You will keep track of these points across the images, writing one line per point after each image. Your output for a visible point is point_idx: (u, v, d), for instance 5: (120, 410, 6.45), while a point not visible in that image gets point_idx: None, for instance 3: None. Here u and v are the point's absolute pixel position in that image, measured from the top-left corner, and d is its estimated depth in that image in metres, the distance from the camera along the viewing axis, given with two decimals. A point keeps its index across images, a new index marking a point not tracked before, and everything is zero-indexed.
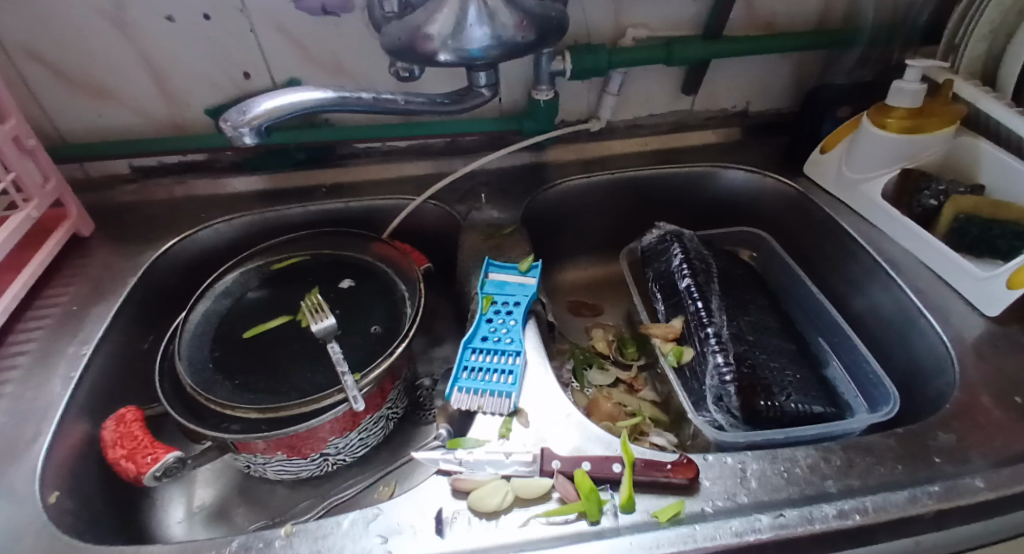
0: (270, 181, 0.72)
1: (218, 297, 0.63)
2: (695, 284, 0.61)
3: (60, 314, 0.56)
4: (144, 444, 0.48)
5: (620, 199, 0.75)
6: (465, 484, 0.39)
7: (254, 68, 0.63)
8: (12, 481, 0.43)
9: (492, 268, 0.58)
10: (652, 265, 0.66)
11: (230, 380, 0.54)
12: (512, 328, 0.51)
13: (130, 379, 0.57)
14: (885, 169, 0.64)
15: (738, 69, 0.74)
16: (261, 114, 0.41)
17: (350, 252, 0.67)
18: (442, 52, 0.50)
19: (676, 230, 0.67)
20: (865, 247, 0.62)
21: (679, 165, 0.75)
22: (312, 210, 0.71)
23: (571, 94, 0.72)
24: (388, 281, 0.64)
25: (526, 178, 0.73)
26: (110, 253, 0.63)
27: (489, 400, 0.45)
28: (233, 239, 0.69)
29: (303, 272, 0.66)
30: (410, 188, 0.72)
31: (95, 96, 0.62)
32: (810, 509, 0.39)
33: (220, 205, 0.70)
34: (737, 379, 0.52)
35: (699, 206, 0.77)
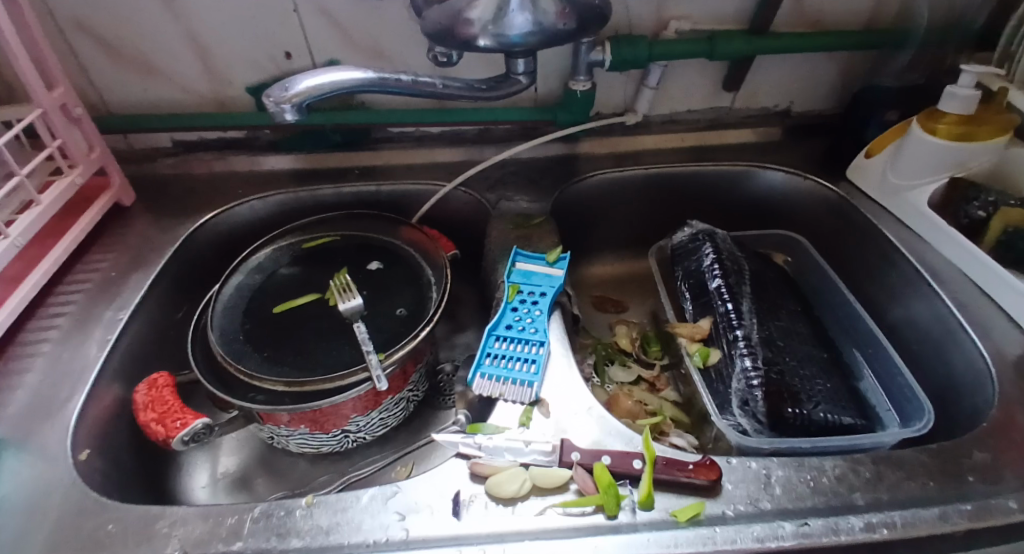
0: (305, 161, 0.72)
1: (251, 272, 0.64)
2: (725, 285, 0.60)
3: (100, 280, 0.58)
4: (174, 409, 0.49)
5: (652, 195, 0.74)
6: (484, 468, 0.39)
7: (295, 48, 0.63)
8: (48, 437, 0.45)
9: (520, 257, 0.57)
10: (682, 263, 0.65)
11: (259, 352, 0.55)
12: (537, 317, 0.51)
13: (163, 347, 0.59)
14: (931, 177, 0.61)
15: (783, 66, 0.72)
16: (301, 92, 0.41)
17: (379, 236, 0.68)
18: (482, 38, 0.50)
19: (708, 229, 0.66)
20: (906, 255, 0.60)
21: (716, 163, 0.73)
22: (344, 192, 0.71)
23: (607, 86, 0.71)
24: (415, 266, 0.65)
25: (557, 169, 0.72)
26: (150, 223, 0.65)
27: (511, 388, 0.45)
28: (266, 216, 0.70)
29: (333, 252, 0.67)
30: (441, 173, 0.72)
31: (143, 71, 0.64)
32: (836, 520, 0.38)
33: (255, 182, 0.71)
34: (765, 384, 0.52)
35: (733, 205, 0.75)
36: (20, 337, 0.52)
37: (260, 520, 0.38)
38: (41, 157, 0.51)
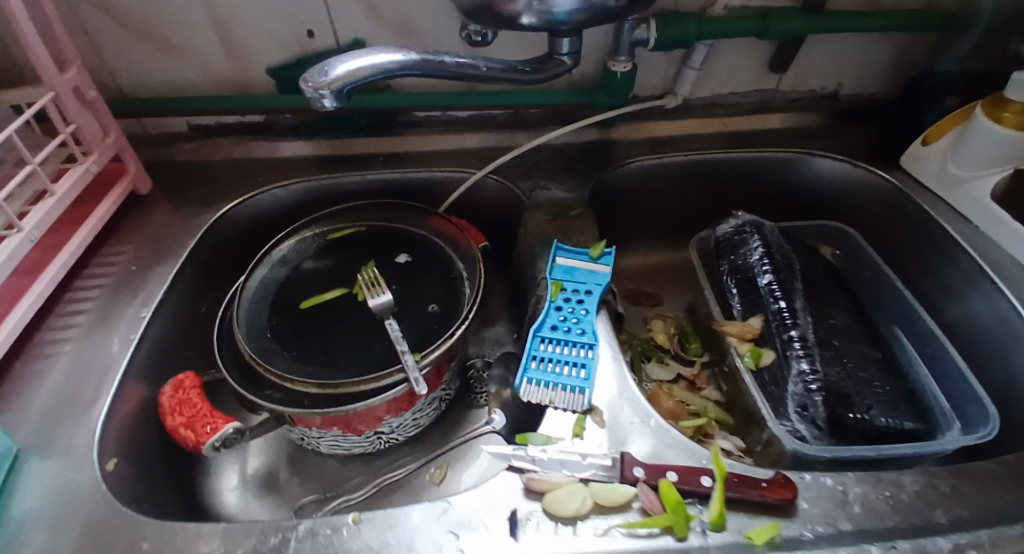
0: (327, 146, 0.69)
1: (275, 265, 0.61)
2: (777, 281, 0.57)
3: (119, 274, 0.55)
4: (202, 412, 0.48)
5: (691, 183, 0.70)
6: (540, 485, 0.37)
7: (318, 26, 0.59)
8: (73, 444, 0.42)
9: (561, 252, 0.54)
10: (727, 256, 0.61)
11: (288, 351, 0.53)
12: (584, 317, 0.48)
13: (188, 344, 0.57)
14: (996, 169, 0.57)
15: (835, 45, 0.68)
16: (341, 76, 0.38)
17: (406, 226, 0.65)
18: (526, 15, 0.46)
19: (755, 221, 0.63)
20: (968, 251, 0.57)
21: (760, 149, 0.69)
22: (369, 179, 0.68)
23: (647, 67, 0.67)
24: (446, 257, 0.62)
25: (593, 156, 0.68)
26: (169, 213, 0.62)
27: (562, 395, 0.43)
28: (288, 205, 0.67)
29: (360, 244, 0.64)
30: (470, 160, 0.68)
31: (158, 50, 0.60)
32: (923, 542, 0.36)
33: (275, 169, 0.67)
34: (824, 389, 0.49)
35: (776, 194, 0.71)
36: (39, 334, 0.49)
37: (306, 538, 0.35)
38: (55, 144, 0.48)
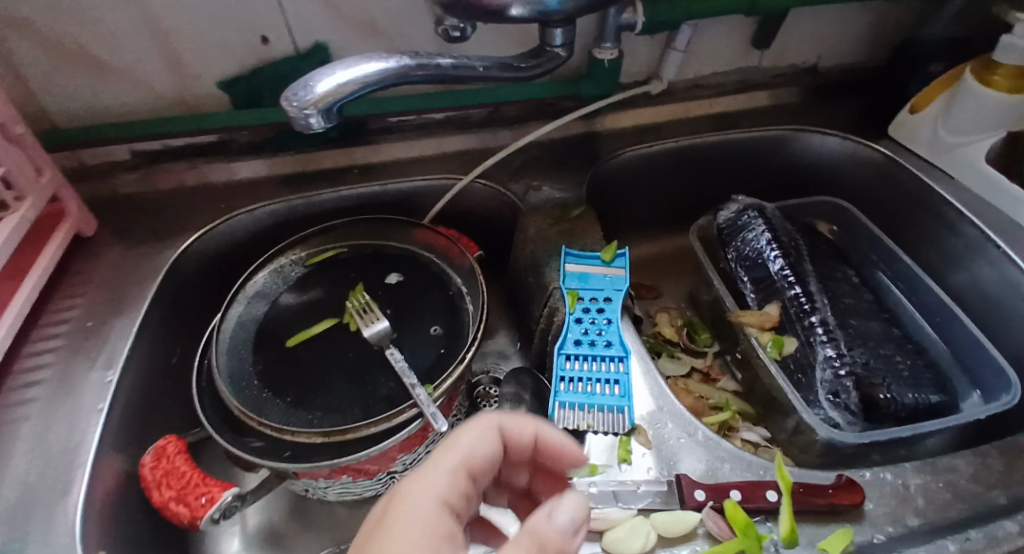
0: (294, 163, 0.62)
1: (252, 301, 0.56)
2: (789, 266, 0.56)
3: (74, 333, 0.49)
4: (195, 482, 0.44)
5: (683, 168, 0.68)
6: (598, 523, 0.33)
7: (273, 31, 0.53)
8: (50, 543, 0.37)
9: (570, 258, 0.50)
10: (732, 243, 0.60)
11: (282, 399, 0.48)
12: (608, 327, 0.45)
13: (161, 402, 0.51)
14: (987, 133, 0.58)
15: (814, 17, 0.66)
16: (329, 92, 0.33)
17: (392, 243, 0.61)
18: (515, 6, 0.41)
19: (755, 203, 0.62)
20: (969, 217, 0.57)
21: (749, 129, 0.68)
22: (345, 195, 0.62)
23: (631, 52, 0.64)
24: (440, 273, 0.58)
25: (581, 150, 0.65)
26: (122, 255, 0.55)
27: (600, 417, 0.39)
28: (257, 231, 0.61)
29: (345, 268, 0.59)
30: (453, 165, 0.63)
31: (90, 72, 0.53)
32: (992, 528, 0.34)
33: (237, 193, 0.61)
34: (853, 373, 0.48)
35: (765, 173, 0.70)
36: None
37: None
38: None
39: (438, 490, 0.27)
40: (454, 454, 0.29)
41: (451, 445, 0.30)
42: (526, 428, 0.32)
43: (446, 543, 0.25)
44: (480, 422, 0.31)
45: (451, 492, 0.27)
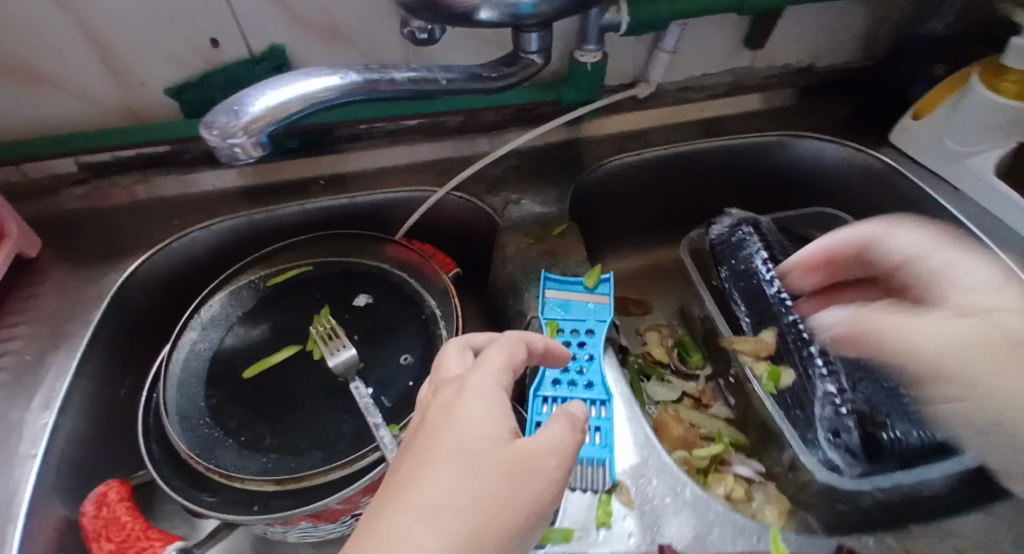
0: (253, 173, 0.58)
1: (208, 327, 0.51)
2: (785, 286, 0.52)
3: (9, 371, 0.45)
4: (135, 535, 0.40)
5: (674, 177, 0.64)
6: None
7: (224, 34, 0.49)
8: None
9: (550, 282, 0.46)
10: (727, 260, 0.56)
11: (234, 438, 0.45)
12: (589, 364, 0.41)
13: (109, 441, 0.47)
14: (996, 142, 0.53)
15: (813, 16, 0.62)
16: (260, 115, 0.29)
17: (362, 261, 0.57)
18: (484, 9, 0.36)
19: (750, 218, 0.58)
20: (979, 234, 0.53)
21: (744, 135, 0.64)
22: (310, 209, 0.58)
23: (616, 54, 0.59)
24: (413, 294, 0.54)
25: (564, 159, 0.61)
26: (66, 280, 0.51)
27: (580, 470, 0.35)
28: (215, 249, 0.56)
29: (308, 289, 0.54)
30: (426, 176, 0.59)
31: (24, 83, 0.48)
32: None
33: (193, 208, 0.56)
34: (855, 409, 0.44)
35: (760, 181, 0.66)
36: None
37: None
38: None
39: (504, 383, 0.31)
40: (506, 354, 0.33)
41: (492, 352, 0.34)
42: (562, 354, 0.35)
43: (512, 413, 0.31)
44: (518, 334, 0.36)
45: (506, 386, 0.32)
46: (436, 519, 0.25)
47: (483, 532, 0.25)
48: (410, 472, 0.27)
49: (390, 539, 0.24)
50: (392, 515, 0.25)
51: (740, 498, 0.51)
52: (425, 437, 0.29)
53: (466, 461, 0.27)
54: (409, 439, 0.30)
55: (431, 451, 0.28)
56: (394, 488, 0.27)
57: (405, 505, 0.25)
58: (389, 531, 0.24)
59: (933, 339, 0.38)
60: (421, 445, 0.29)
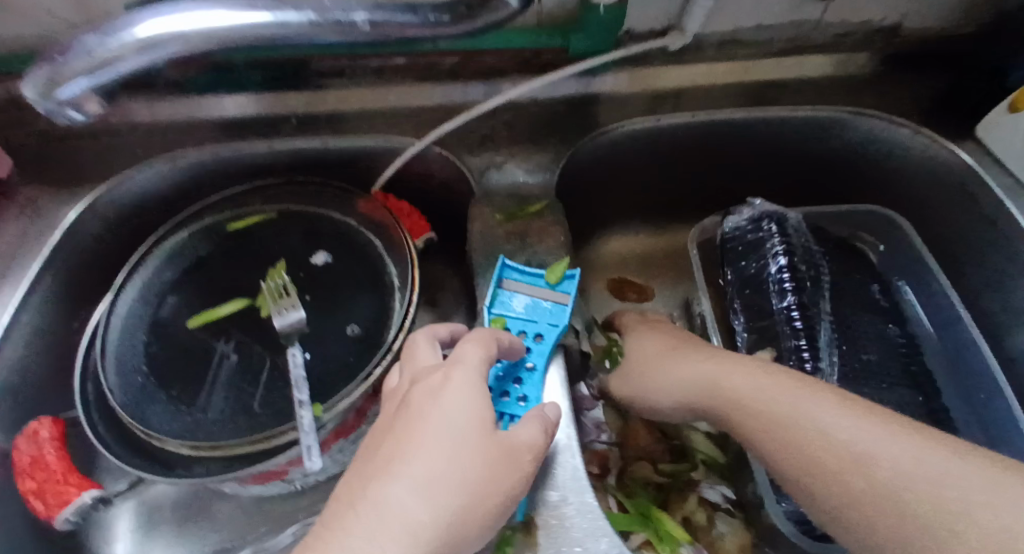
0: (217, 101, 0.53)
1: (162, 266, 0.49)
2: (798, 303, 0.44)
3: None
4: (55, 479, 0.40)
5: (696, 149, 0.56)
6: None
7: None
8: None
9: (508, 270, 0.41)
10: (737, 261, 0.48)
11: (165, 392, 0.43)
12: (529, 376, 0.37)
13: (58, 373, 0.48)
14: None
15: None
16: (97, 68, 0.28)
17: (328, 212, 0.52)
18: None
19: (777, 211, 0.49)
20: None
21: (791, 108, 0.53)
22: (281, 150, 0.53)
23: None
24: (374, 258, 0.49)
25: (568, 119, 0.53)
26: (24, 208, 0.50)
27: None
28: (180, 185, 0.54)
29: (267, 238, 0.51)
30: (408, 125, 0.53)
31: None
32: None
33: (152, 136, 0.52)
34: None
35: (801, 161, 0.57)
36: None
37: None
38: None
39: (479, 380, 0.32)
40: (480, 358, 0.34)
41: (464, 345, 0.35)
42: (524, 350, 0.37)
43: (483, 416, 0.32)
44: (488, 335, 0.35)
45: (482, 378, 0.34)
46: (419, 493, 0.29)
47: (462, 508, 0.29)
48: (393, 451, 0.31)
49: (377, 510, 0.28)
50: (379, 487, 0.29)
51: (701, 523, 0.45)
52: (405, 421, 0.32)
53: (446, 446, 0.30)
54: (390, 420, 0.33)
55: (412, 435, 0.31)
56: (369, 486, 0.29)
57: (390, 480, 0.29)
58: (376, 502, 0.28)
59: (673, 404, 0.41)
60: (402, 429, 0.32)
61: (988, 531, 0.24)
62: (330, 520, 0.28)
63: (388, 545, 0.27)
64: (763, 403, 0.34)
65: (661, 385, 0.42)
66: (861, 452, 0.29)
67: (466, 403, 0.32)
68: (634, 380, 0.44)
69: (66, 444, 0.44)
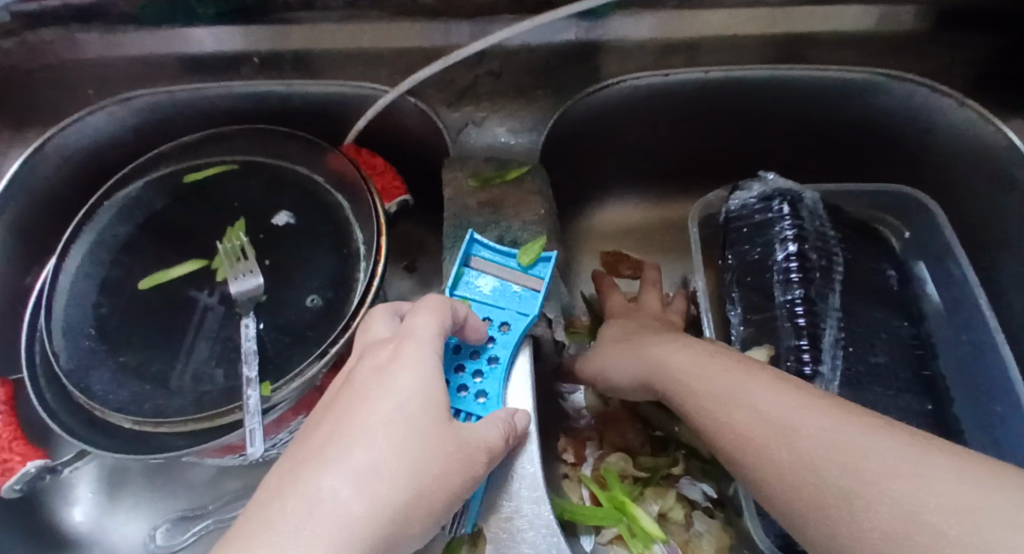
0: (165, 39, 0.46)
1: (115, 219, 0.45)
2: (804, 293, 0.40)
3: None
4: (0, 445, 0.38)
5: (706, 111, 0.50)
6: None
7: None
8: None
9: (478, 246, 0.38)
10: (740, 244, 0.44)
11: (113, 358, 0.40)
12: (490, 370, 0.33)
13: (15, 330, 0.46)
14: None
15: None
16: None
17: (294, 165, 0.48)
18: None
19: (790, 188, 0.44)
20: None
21: (818, 67, 0.47)
22: (245, 94, 0.49)
23: None
24: (341, 218, 0.45)
25: (564, 71, 0.47)
26: None
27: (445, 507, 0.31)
28: (138, 129, 0.49)
29: (228, 192, 0.47)
30: (384, 72, 0.48)
31: None
32: None
33: (95, 74, 0.47)
34: None
35: (823, 126, 0.51)
36: None
37: None
38: None
39: (428, 365, 0.29)
40: (430, 328, 0.31)
41: (417, 316, 0.31)
42: (484, 329, 0.33)
43: (436, 398, 0.28)
44: (442, 302, 0.32)
45: (438, 353, 0.31)
46: (355, 481, 0.25)
47: (407, 498, 0.25)
48: (333, 431, 0.27)
49: (307, 502, 0.24)
50: (311, 474, 0.25)
51: (677, 520, 0.43)
52: (348, 400, 0.28)
53: (391, 428, 0.27)
54: (334, 397, 0.30)
55: (355, 415, 0.27)
56: (298, 471, 0.26)
57: (325, 464, 0.26)
58: (306, 491, 0.25)
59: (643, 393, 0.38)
60: (344, 408, 0.28)
61: (885, 516, 0.21)
62: (251, 510, 0.25)
63: (315, 541, 0.23)
64: (707, 384, 0.32)
65: (624, 368, 0.39)
66: (790, 433, 0.26)
67: (416, 380, 0.29)
68: (603, 356, 0.41)
69: (16, 405, 0.42)
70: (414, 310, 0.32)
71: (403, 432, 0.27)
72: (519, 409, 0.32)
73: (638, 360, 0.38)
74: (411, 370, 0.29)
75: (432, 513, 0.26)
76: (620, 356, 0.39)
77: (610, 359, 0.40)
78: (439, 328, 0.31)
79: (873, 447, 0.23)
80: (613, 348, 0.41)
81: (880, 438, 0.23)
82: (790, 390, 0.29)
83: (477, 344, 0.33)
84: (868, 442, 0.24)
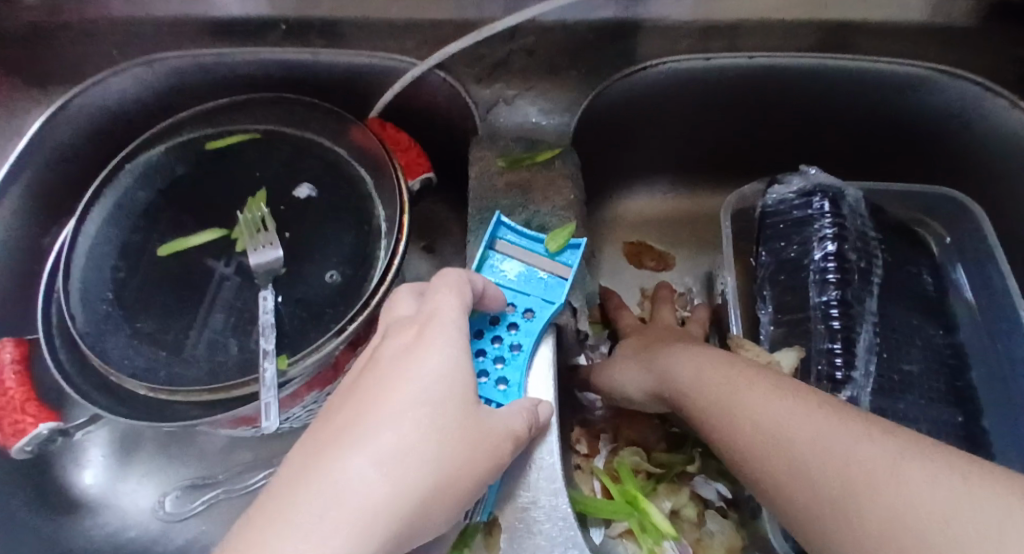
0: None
1: (136, 183, 0.45)
2: (840, 296, 0.39)
3: None
4: (13, 405, 0.39)
5: (745, 99, 0.48)
6: None
7: None
8: None
9: (505, 229, 0.37)
10: (775, 241, 0.43)
11: (130, 323, 0.39)
12: (512, 357, 0.32)
13: (33, 289, 0.46)
14: None
15: None
16: None
17: (319, 137, 0.47)
18: None
19: (831, 184, 0.43)
20: None
21: (869, 59, 0.44)
22: (271, 61, 0.47)
23: None
24: (365, 193, 0.44)
25: (600, 51, 0.45)
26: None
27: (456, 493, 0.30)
28: (162, 92, 0.49)
29: (250, 160, 0.46)
30: (413, 44, 0.46)
31: None
32: None
33: (120, 35, 0.46)
34: None
35: (867, 120, 0.49)
36: None
37: None
38: None
39: (454, 340, 0.29)
40: (451, 304, 0.30)
41: (436, 295, 0.31)
42: (504, 296, 0.33)
43: (463, 380, 0.28)
44: (459, 276, 0.31)
45: (462, 331, 0.30)
46: (382, 464, 0.24)
47: (433, 482, 0.25)
48: (359, 413, 0.26)
49: (331, 484, 0.24)
50: (336, 457, 0.25)
51: (689, 518, 0.42)
52: (372, 378, 0.28)
53: (418, 410, 0.26)
54: (356, 379, 0.29)
55: (381, 396, 0.27)
56: (324, 455, 0.25)
57: (349, 447, 0.25)
58: (330, 473, 0.24)
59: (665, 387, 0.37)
60: (367, 387, 0.27)
61: (882, 514, 0.20)
62: (275, 494, 0.24)
63: (341, 525, 0.23)
64: (711, 389, 0.31)
65: (639, 380, 0.39)
66: (802, 434, 0.25)
67: (440, 362, 0.28)
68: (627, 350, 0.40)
69: (33, 364, 0.42)
70: (431, 289, 0.31)
71: (430, 415, 0.26)
72: (542, 400, 0.31)
73: (653, 371, 0.37)
74: (436, 349, 0.28)
75: (458, 498, 0.26)
76: (637, 367, 0.39)
77: (627, 371, 0.40)
78: (460, 303, 0.30)
79: (871, 458, 0.22)
80: (632, 360, 0.40)
81: (881, 445, 0.23)
82: (805, 395, 0.28)
83: (498, 312, 0.33)
84: (867, 452, 0.22)
